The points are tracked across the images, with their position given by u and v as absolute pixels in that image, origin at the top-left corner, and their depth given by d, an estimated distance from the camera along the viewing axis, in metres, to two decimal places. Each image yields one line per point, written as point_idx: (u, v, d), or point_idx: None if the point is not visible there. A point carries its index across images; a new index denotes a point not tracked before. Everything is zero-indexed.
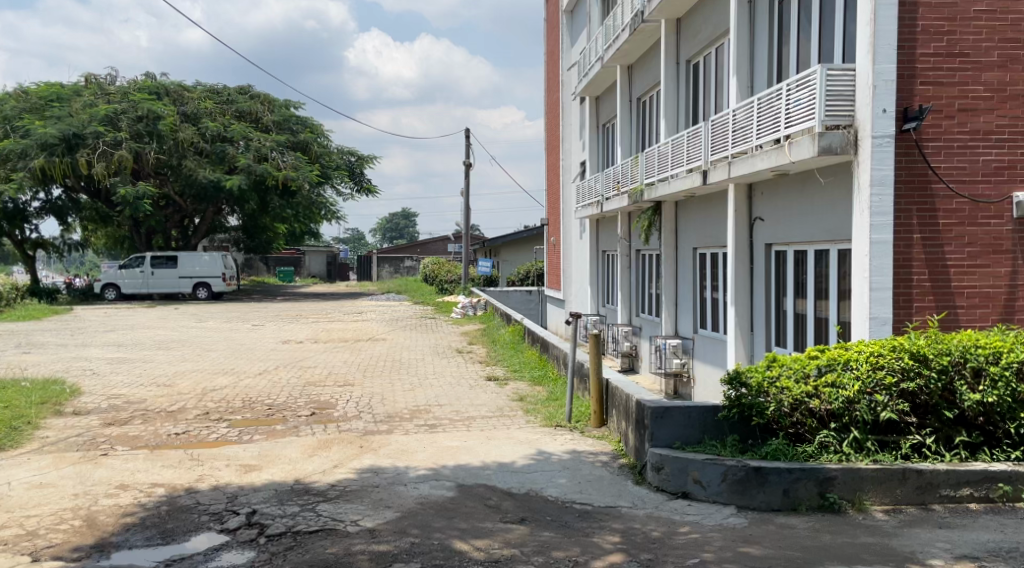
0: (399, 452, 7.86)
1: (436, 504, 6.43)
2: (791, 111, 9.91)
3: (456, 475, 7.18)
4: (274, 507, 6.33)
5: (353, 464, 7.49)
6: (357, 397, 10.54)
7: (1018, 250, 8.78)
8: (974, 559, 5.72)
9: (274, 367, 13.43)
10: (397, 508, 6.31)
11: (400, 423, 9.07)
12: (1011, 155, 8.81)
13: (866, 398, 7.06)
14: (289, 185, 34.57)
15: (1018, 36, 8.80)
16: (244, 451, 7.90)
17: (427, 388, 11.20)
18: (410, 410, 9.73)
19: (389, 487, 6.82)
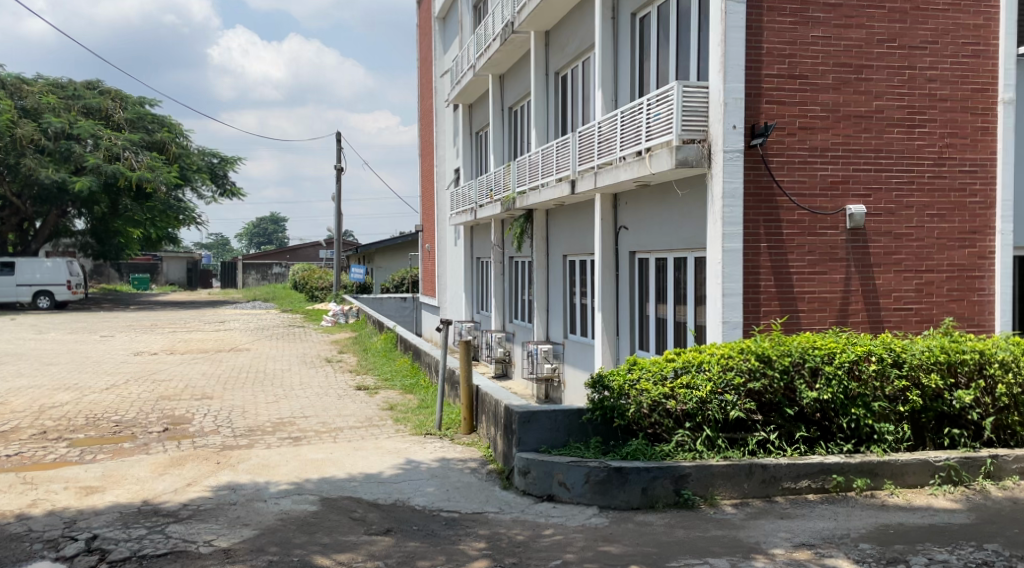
0: (258, 467, 7.76)
1: (297, 520, 6.39)
2: (652, 125, 10.39)
3: (320, 489, 7.15)
4: (118, 531, 6.14)
5: (207, 481, 7.34)
6: (214, 411, 10.29)
7: (851, 259, 9.51)
8: (811, 546, 6.19)
9: (122, 381, 12.89)
10: (255, 526, 6.25)
11: (262, 437, 8.94)
12: (844, 171, 9.52)
13: (717, 398, 7.53)
14: (142, 187, 33.67)
15: (851, 61, 9.52)
16: (86, 472, 7.60)
17: (292, 400, 11.05)
18: (273, 423, 9.59)
19: (246, 504, 6.74)
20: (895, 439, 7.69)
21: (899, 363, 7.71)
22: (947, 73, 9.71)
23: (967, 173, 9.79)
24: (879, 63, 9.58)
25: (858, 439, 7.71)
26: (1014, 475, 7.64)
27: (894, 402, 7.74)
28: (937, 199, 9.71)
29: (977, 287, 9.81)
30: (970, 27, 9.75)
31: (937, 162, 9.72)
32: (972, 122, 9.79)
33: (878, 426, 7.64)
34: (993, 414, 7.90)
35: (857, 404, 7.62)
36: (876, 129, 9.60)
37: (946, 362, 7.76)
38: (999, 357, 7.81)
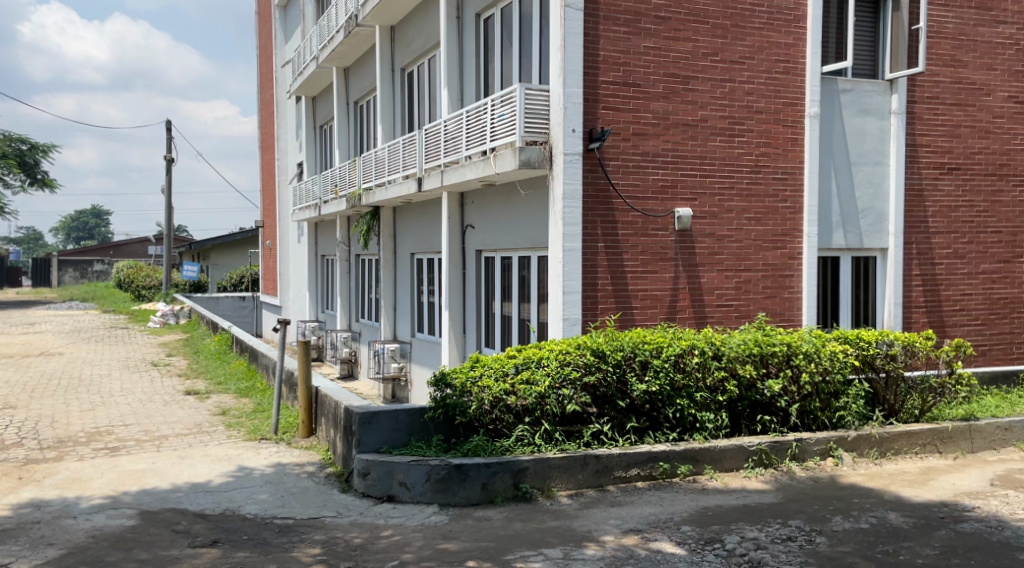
0: (69, 481, 7.32)
1: (112, 536, 6.08)
2: (495, 125, 10.56)
3: (139, 502, 6.84)
4: None
5: (8, 499, 6.86)
6: (20, 423, 9.60)
7: (679, 258, 10.02)
8: (638, 532, 6.51)
9: None
10: (63, 545, 5.90)
11: (74, 449, 8.43)
12: (673, 175, 9.99)
13: (555, 392, 7.75)
14: None
15: (678, 72, 10.00)
16: None
17: (110, 408, 10.47)
18: (88, 433, 9.07)
19: (53, 522, 6.35)
20: (715, 427, 8.19)
21: (718, 355, 8.27)
22: (763, 87, 10.36)
23: (779, 180, 10.50)
24: (704, 75, 10.11)
25: (683, 427, 8.14)
26: (815, 457, 8.32)
27: (713, 392, 8.25)
28: (754, 203, 10.37)
29: (788, 285, 10.56)
30: (783, 45, 10.45)
31: (754, 169, 10.37)
32: (784, 133, 10.49)
33: (700, 415, 8.11)
34: (798, 401, 8.58)
35: (681, 395, 8.07)
36: (702, 136, 10.13)
37: (759, 355, 8.38)
38: (804, 349, 8.51)
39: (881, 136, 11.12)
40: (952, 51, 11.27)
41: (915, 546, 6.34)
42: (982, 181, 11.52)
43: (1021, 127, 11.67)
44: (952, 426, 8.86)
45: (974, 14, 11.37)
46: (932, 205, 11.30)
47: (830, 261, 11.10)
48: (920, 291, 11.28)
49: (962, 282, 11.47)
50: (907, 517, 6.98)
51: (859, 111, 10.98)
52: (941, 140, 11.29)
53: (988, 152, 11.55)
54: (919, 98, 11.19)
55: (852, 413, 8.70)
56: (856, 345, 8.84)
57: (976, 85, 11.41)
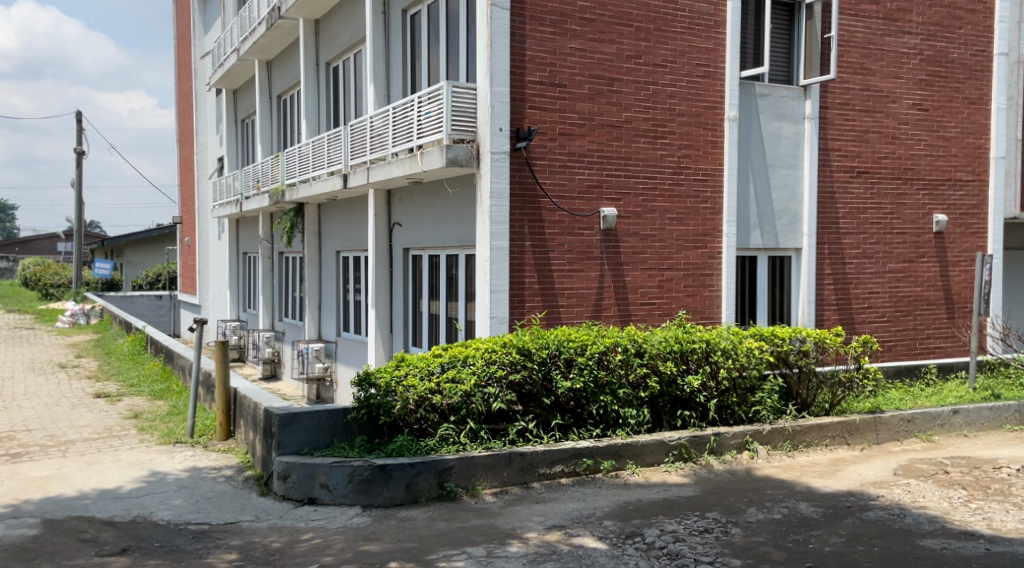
0: None
1: (13, 547, 5.83)
2: (422, 122, 10.48)
3: (43, 510, 6.57)
4: None
5: None
6: None
7: (604, 257, 10.11)
8: (561, 528, 6.54)
9: None
10: None
11: None
12: (598, 175, 10.08)
13: (480, 390, 7.74)
14: None
15: (603, 74, 10.09)
16: None
17: (13, 412, 10.04)
18: None
19: None
20: (637, 422, 8.31)
21: (640, 352, 8.40)
22: (684, 90, 10.53)
23: (700, 182, 10.69)
24: (628, 77, 10.22)
25: (606, 424, 8.23)
26: (732, 450, 8.51)
27: (636, 389, 8.36)
28: (675, 204, 10.54)
29: (708, 284, 10.76)
30: (703, 50, 10.63)
31: (676, 170, 10.53)
32: (705, 135, 10.69)
33: (623, 411, 8.21)
34: (717, 396, 8.75)
35: (605, 391, 8.15)
36: (626, 138, 10.24)
37: (679, 352, 8.55)
38: (722, 345, 8.71)
39: (795, 140, 11.41)
40: (861, 60, 11.66)
41: (823, 535, 6.55)
42: (888, 185, 11.94)
43: (924, 133, 12.13)
44: (860, 419, 9.18)
45: (882, 24, 11.78)
46: (842, 207, 11.67)
47: (749, 260, 11.35)
48: (832, 290, 11.64)
49: (870, 282, 11.88)
50: (817, 506, 7.21)
51: (775, 115, 11.26)
52: (851, 145, 11.67)
53: (895, 156, 11.97)
54: (830, 104, 11.53)
55: (766, 408, 8.92)
56: (771, 342, 9.08)
57: (883, 92, 11.83)
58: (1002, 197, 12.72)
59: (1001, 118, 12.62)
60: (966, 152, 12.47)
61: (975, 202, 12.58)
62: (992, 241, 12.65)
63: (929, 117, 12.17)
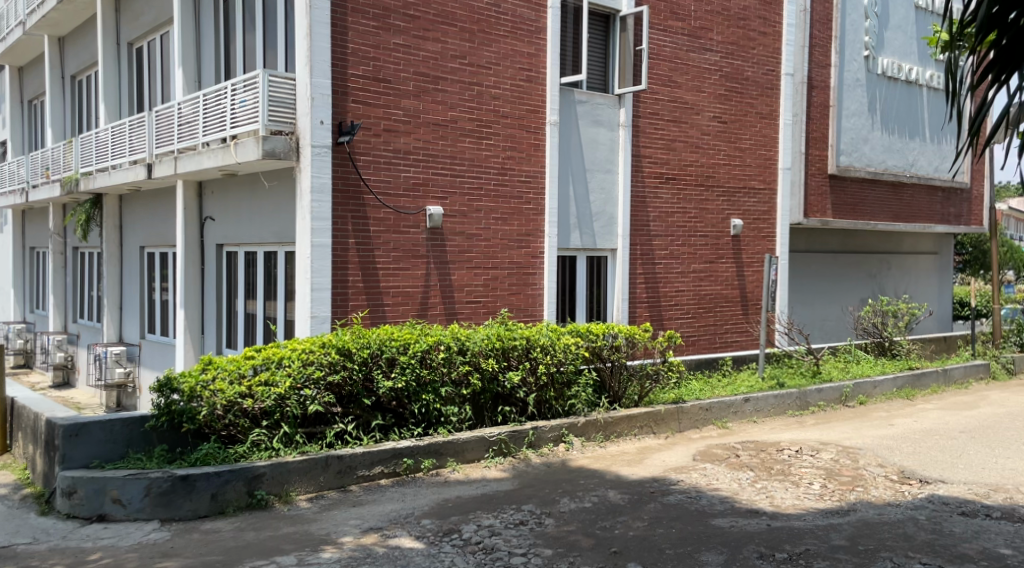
0: None
1: None
2: (236, 112, 9.97)
3: None
4: None
5: None
6: None
7: (430, 256, 10.04)
8: (377, 530, 6.41)
9: None
10: None
11: None
12: (425, 173, 9.98)
13: (296, 393, 7.45)
14: None
15: (428, 72, 9.98)
16: None
17: None
18: None
19: None
20: (458, 420, 8.29)
21: (463, 350, 8.38)
22: (507, 92, 10.63)
23: (523, 183, 10.82)
24: (452, 76, 10.18)
25: (427, 422, 8.16)
26: (549, 443, 8.67)
27: (458, 386, 8.34)
28: (500, 204, 10.61)
29: (531, 282, 10.92)
30: (525, 54, 10.77)
31: (500, 171, 10.60)
32: (527, 138, 10.83)
33: (444, 409, 8.17)
34: (536, 391, 8.89)
35: (427, 390, 8.08)
36: (451, 137, 10.20)
37: (501, 349, 8.61)
38: (541, 342, 8.85)
39: (612, 145, 11.77)
40: (669, 72, 12.23)
41: (628, 520, 6.79)
42: (692, 191, 12.58)
43: (723, 144, 12.88)
44: (664, 409, 9.61)
45: (687, 40, 12.40)
46: (653, 211, 12.18)
47: (568, 260, 11.61)
48: (643, 288, 12.14)
49: (677, 280, 12.49)
50: (624, 493, 7.45)
51: (593, 121, 11.56)
52: (660, 153, 12.20)
53: (698, 165, 12.63)
54: (642, 113, 12.01)
55: (581, 401, 9.17)
56: (586, 338, 9.31)
57: (689, 104, 12.46)
58: (789, 204, 13.75)
59: (788, 133, 13.63)
60: (758, 163, 13.36)
61: (766, 208, 13.54)
62: (779, 243, 13.68)
63: (728, 129, 12.94)
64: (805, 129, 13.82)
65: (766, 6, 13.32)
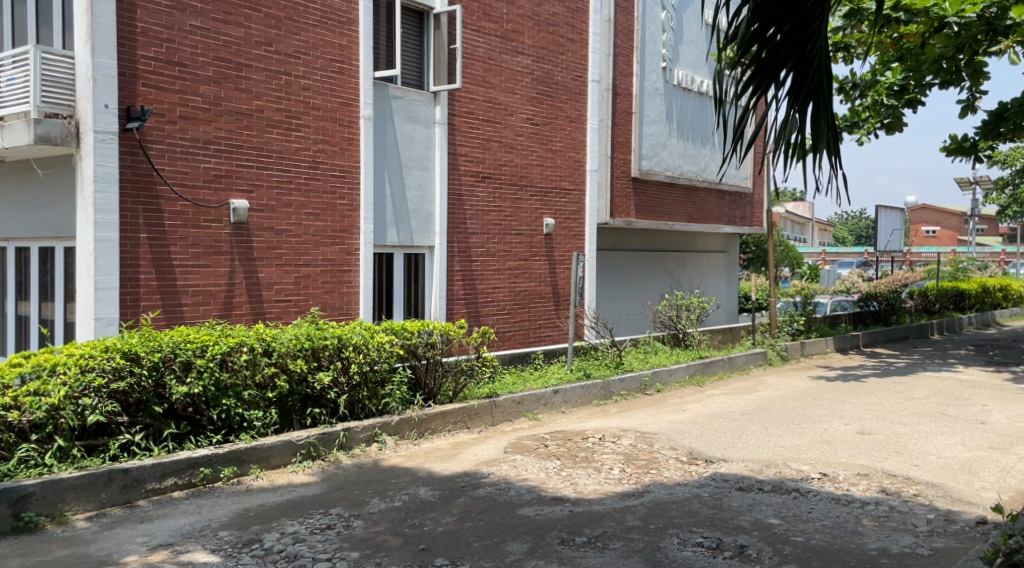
0: None
1: None
2: (3, 90, 8.97)
3: None
4: None
5: None
6: None
7: (234, 252, 9.52)
8: (167, 546, 5.97)
9: None
10: None
11: None
12: (228, 165, 9.44)
13: (72, 404, 6.80)
14: None
15: (229, 57, 9.44)
16: None
17: None
18: None
19: None
20: (263, 424, 7.90)
21: (268, 351, 7.98)
22: (318, 84, 10.25)
23: (336, 178, 10.48)
24: (257, 64, 9.68)
25: (228, 429, 7.72)
26: (361, 444, 8.42)
27: (262, 389, 7.94)
28: (312, 199, 10.22)
29: (345, 280, 10.60)
30: (335, 45, 10.43)
31: (312, 165, 10.22)
32: (340, 132, 10.49)
33: (247, 414, 7.76)
34: (347, 391, 8.61)
35: (227, 395, 7.63)
36: (256, 127, 9.70)
37: (310, 348, 8.27)
38: (354, 340, 8.58)
39: (427, 142, 11.63)
40: (483, 72, 12.25)
41: (437, 517, 6.69)
42: (506, 190, 12.67)
43: (535, 145, 13.07)
44: (477, 403, 9.59)
45: (499, 42, 12.48)
46: (469, 209, 12.17)
47: (385, 258, 11.37)
48: (460, 284, 12.12)
49: (493, 277, 12.55)
50: (434, 489, 7.36)
51: (408, 117, 11.38)
52: (475, 151, 12.20)
53: (512, 164, 12.76)
54: (456, 112, 11.95)
55: (395, 399, 9.00)
56: (400, 336, 9.16)
57: (502, 105, 12.54)
58: (596, 204, 14.18)
59: (594, 136, 14.07)
60: (568, 164, 13.68)
61: (576, 208, 13.89)
62: (586, 241, 14.08)
63: (540, 130, 13.15)
64: (611, 133, 14.31)
65: (574, 13, 13.66)
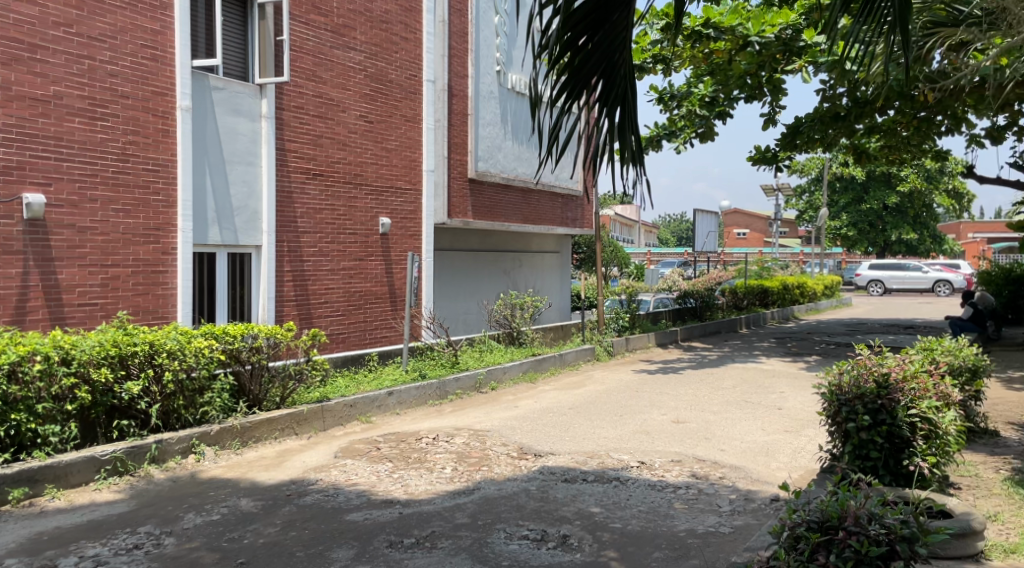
0: None
1: None
2: None
3: None
4: None
5: None
6: None
7: (29, 251, 8.89)
8: None
9: None
10: None
11: None
12: (20, 156, 8.80)
13: None
14: None
15: (21, 38, 8.79)
16: None
17: None
18: None
19: None
20: (61, 439, 7.42)
21: (67, 360, 7.50)
22: (127, 70, 9.69)
23: (150, 172, 9.95)
24: (55, 46, 9.06)
25: (19, 446, 7.19)
26: (176, 456, 8.06)
27: (60, 402, 7.45)
28: (121, 195, 9.68)
29: (161, 281, 10.08)
30: (148, 31, 9.90)
31: (120, 157, 9.66)
32: (154, 123, 9.97)
33: (42, 429, 7.26)
34: (161, 401, 8.21)
35: (18, 409, 7.10)
36: (54, 115, 9.07)
37: (116, 355, 7.82)
38: (167, 346, 8.16)
39: (251, 137, 11.24)
40: (312, 67, 12.00)
41: (258, 528, 6.50)
42: (340, 188, 12.44)
43: (369, 143, 12.92)
44: (307, 408, 9.38)
45: (330, 37, 12.27)
46: (299, 207, 11.86)
47: (205, 257, 10.93)
48: (291, 286, 11.80)
49: (326, 278, 12.31)
50: (256, 500, 7.14)
51: (230, 110, 10.95)
52: (306, 148, 11.91)
53: (346, 162, 12.55)
54: (284, 106, 11.62)
55: (216, 407, 8.64)
56: (221, 340, 8.79)
57: (333, 101, 12.32)
58: (433, 204, 14.20)
59: (430, 137, 14.04)
60: (404, 164, 13.58)
61: (412, 208, 13.83)
62: (424, 241, 14.06)
63: (374, 129, 13.01)
64: (447, 134, 14.36)
65: (407, 12, 13.62)
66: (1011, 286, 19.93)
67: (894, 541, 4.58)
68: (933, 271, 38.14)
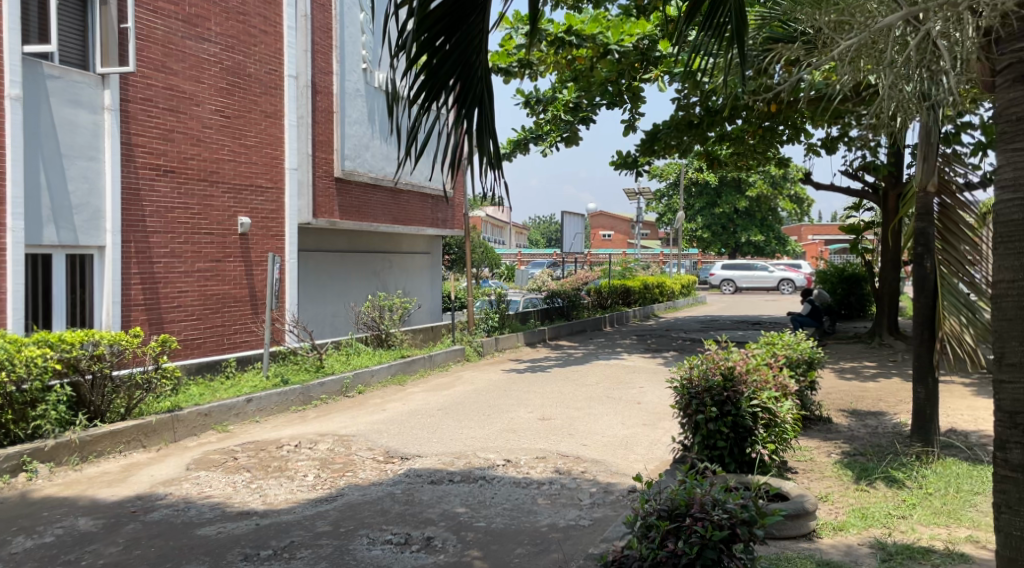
0: None
1: None
2: None
3: None
4: None
5: None
6: None
7: None
8: None
9: None
10: None
11: None
12: None
13: None
14: None
15: None
16: None
17: None
18: None
19: None
20: None
21: None
22: None
23: None
24: None
25: None
26: (3, 475, 7.54)
27: None
28: None
29: None
30: None
31: None
32: None
33: None
34: None
35: None
36: None
37: None
38: None
39: (92, 130, 10.62)
40: (161, 58, 11.45)
41: (98, 548, 6.14)
42: (194, 185, 11.93)
43: (226, 139, 12.45)
44: (155, 419, 8.94)
45: (181, 26, 11.75)
46: (148, 205, 11.29)
47: (39, 258, 10.26)
48: (139, 289, 11.21)
49: (179, 280, 11.77)
50: (96, 519, 6.73)
51: (68, 101, 10.31)
52: (154, 142, 11.35)
53: (200, 159, 12.03)
54: (130, 98, 11.04)
55: (50, 421, 8.07)
56: (57, 348, 8.21)
57: (186, 94, 11.80)
58: (297, 204, 13.81)
59: (292, 134, 13.62)
60: (264, 161, 13.14)
61: (274, 208, 13.40)
62: (286, 242, 13.65)
63: (231, 124, 12.53)
64: (311, 131, 14.02)
65: (266, 4, 13.17)
66: (845, 284, 21.30)
67: (736, 524, 4.77)
68: (777, 271, 40.33)
